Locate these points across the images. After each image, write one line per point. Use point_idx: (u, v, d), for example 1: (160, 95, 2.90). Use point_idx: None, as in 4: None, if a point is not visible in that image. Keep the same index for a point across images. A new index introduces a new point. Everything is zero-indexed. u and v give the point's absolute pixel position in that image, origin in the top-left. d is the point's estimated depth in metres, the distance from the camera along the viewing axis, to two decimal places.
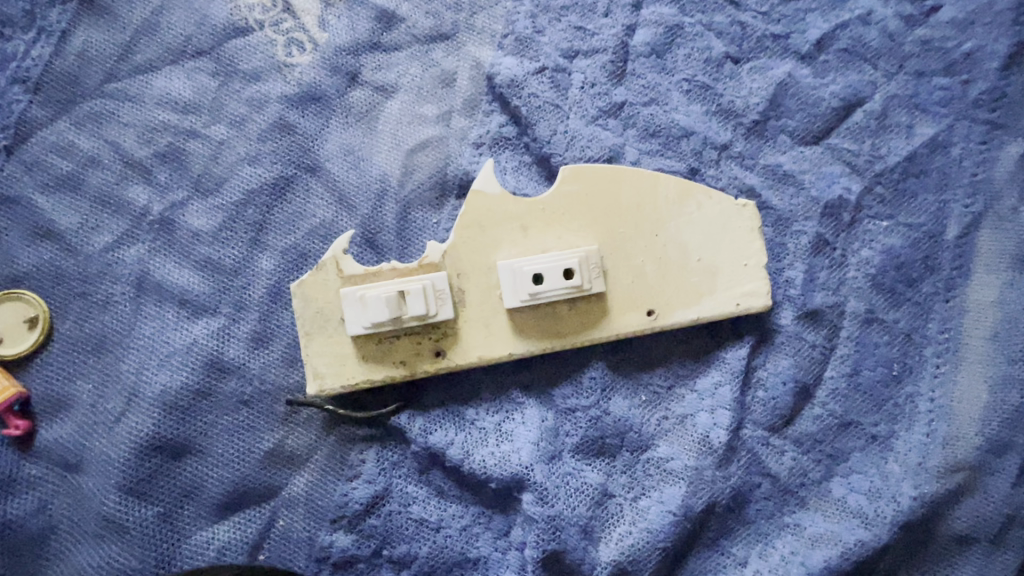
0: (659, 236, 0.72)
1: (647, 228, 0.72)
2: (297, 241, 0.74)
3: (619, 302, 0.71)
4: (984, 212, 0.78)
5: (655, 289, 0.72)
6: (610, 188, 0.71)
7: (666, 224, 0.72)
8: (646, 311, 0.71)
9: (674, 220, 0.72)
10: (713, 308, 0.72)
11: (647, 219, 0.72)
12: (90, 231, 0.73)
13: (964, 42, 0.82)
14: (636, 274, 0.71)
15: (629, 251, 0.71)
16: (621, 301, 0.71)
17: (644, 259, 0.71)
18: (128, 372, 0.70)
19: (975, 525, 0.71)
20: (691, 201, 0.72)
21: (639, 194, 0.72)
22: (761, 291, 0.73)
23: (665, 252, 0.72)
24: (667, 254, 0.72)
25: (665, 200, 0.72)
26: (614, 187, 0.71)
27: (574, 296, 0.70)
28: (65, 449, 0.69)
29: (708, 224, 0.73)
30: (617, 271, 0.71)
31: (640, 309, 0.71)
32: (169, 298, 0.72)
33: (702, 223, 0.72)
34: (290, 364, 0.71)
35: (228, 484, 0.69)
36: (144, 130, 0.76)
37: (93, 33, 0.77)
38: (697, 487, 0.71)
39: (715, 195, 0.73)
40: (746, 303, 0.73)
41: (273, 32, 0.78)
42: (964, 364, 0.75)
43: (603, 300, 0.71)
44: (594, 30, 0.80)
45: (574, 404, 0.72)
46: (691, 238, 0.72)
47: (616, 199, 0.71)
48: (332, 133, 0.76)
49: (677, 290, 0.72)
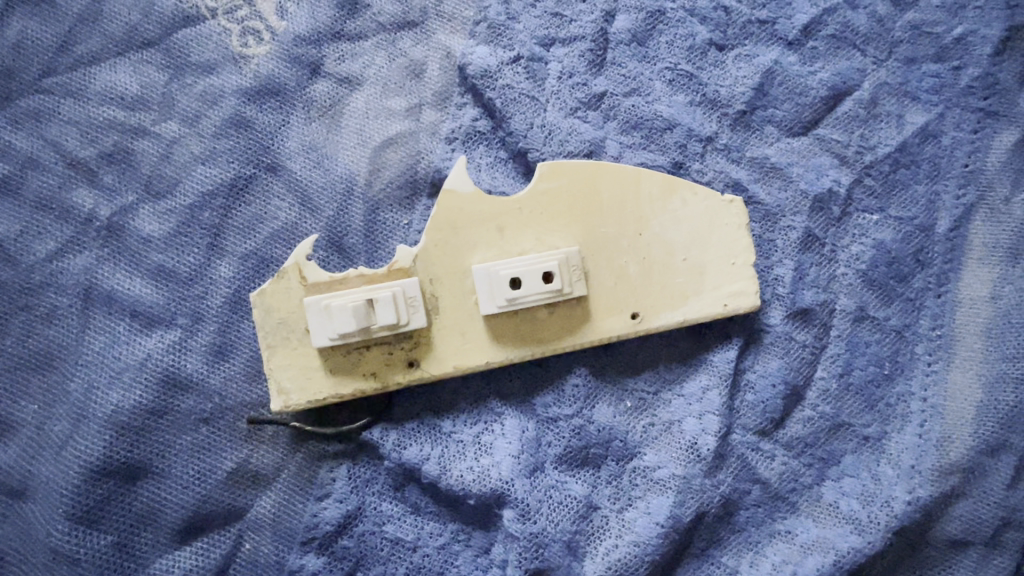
0: (643, 235, 0.68)
1: (629, 227, 0.68)
2: (257, 246, 0.69)
3: (601, 305, 0.68)
4: (977, 204, 0.76)
5: (640, 291, 0.68)
6: (590, 185, 0.67)
7: (650, 222, 0.68)
8: (629, 314, 0.68)
9: (659, 218, 0.68)
10: (700, 309, 0.69)
11: (629, 217, 0.68)
12: (31, 238, 0.68)
13: (956, 26, 0.78)
14: (619, 275, 0.68)
15: (612, 251, 0.68)
16: (604, 305, 0.68)
17: (627, 260, 0.68)
18: (77, 391, 0.65)
19: (969, 528, 0.69)
20: (676, 197, 0.69)
21: (621, 190, 0.68)
22: (750, 290, 0.70)
23: (649, 251, 0.68)
24: (651, 253, 0.68)
25: (649, 196, 0.68)
26: (595, 183, 0.67)
27: (554, 301, 0.66)
28: (10, 475, 0.64)
29: (695, 221, 0.69)
30: (599, 273, 0.67)
31: (624, 312, 0.68)
32: (119, 310, 0.67)
33: (688, 220, 0.69)
34: (253, 378, 0.67)
35: (188, 508, 0.65)
36: (88, 128, 0.70)
37: (29, 24, 0.71)
38: (685, 496, 0.68)
39: (701, 191, 0.69)
40: (734, 303, 0.69)
41: (226, 21, 0.73)
42: (956, 362, 0.73)
43: (585, 303, 0.67)
44: (572, 17, 0.76)
45: (556, 413, 0.68)
46: (676, 236, 0.69)
47: (597, 197, 0.67)
48: (294, 130, 0.71)
49: (662, 291, 0.68)
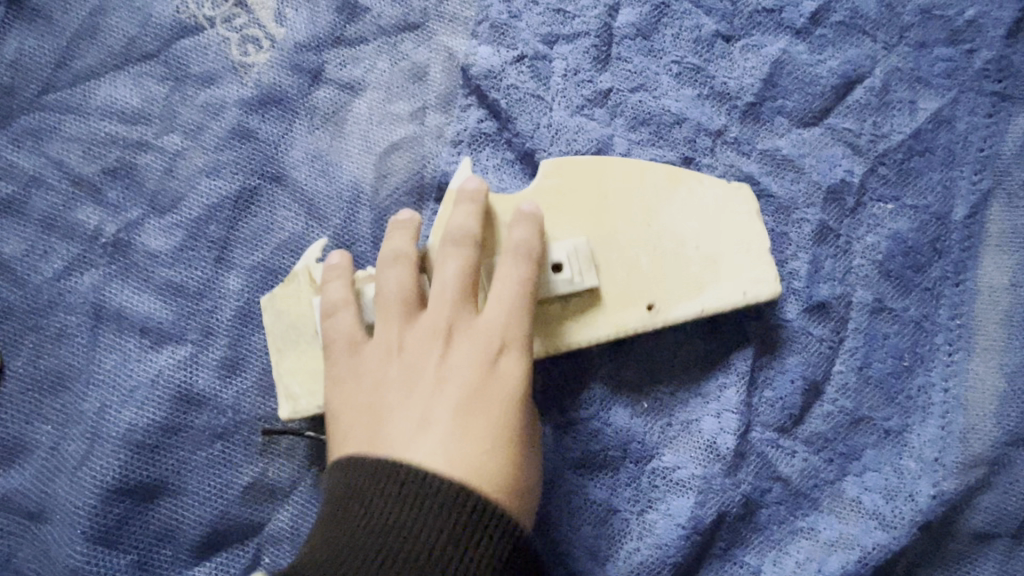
0: (652, 225, 0.67)
1: (637, 219, 0.67)
2: (264, 258, 0.68)
3: (615, 297, 0.66)
4: (994, 190, 0.74)
5: (652, 281, 0.67)
6: (593, 179, 0.67)
7: (657, 212, 0.68)
8: (644, 305, 0.66)
9: (664, 208, 0.68)
10: (717, 298, 0.67)
11: (637, 209, 0.67)
12: (38, 257, 0.68)
13: (967, 8, 0.77)
14: (630, 265, 0.67)
15: (621, 243, 0.67)
16: (617, 297, 0.66)
17: (637, 250, 0.67)
18: (90, 411, 0.64)
19: (995, 520, 0.67)
20: (682, 188, 0.68)
21: (626, 183, 0.68)
22: (769, 277, 0.68)
23: (658, 242, 0.67)
24: (660, 244, 0.67)
25: (653, 188, 0.68)
26: (598, 177, 0.68)
27: (566, 294, 0.65)
28: (26, 498, 0.63)
29: (703, 211, 0.68)
30: (609, 266, 0.66)
31: (639, 303, 0.66)
32: (129, 326, 0.66)
33: (695, 209, 0.68)
34: (266, 391, 0.66)
35: (205, 524, 0.63)
36: (90, 144, 0.69)
37: (27, 40, 0.70)
38: (705, 496, 0.67)
39: (707, 179, 0.69)
40: (753, 290, 0.68)
41: (225, 29, 0.72)
42: (977, 352, 0.71)
43: (597, 295, 0.66)
44: (575, 12, 0.74)
45: (573, 416, 0.68)
46: (686, 225, 0.68)
47: (602, 191, 0.67)
48: (297, 139, 0.71)
49: (676, 280, 0.67)
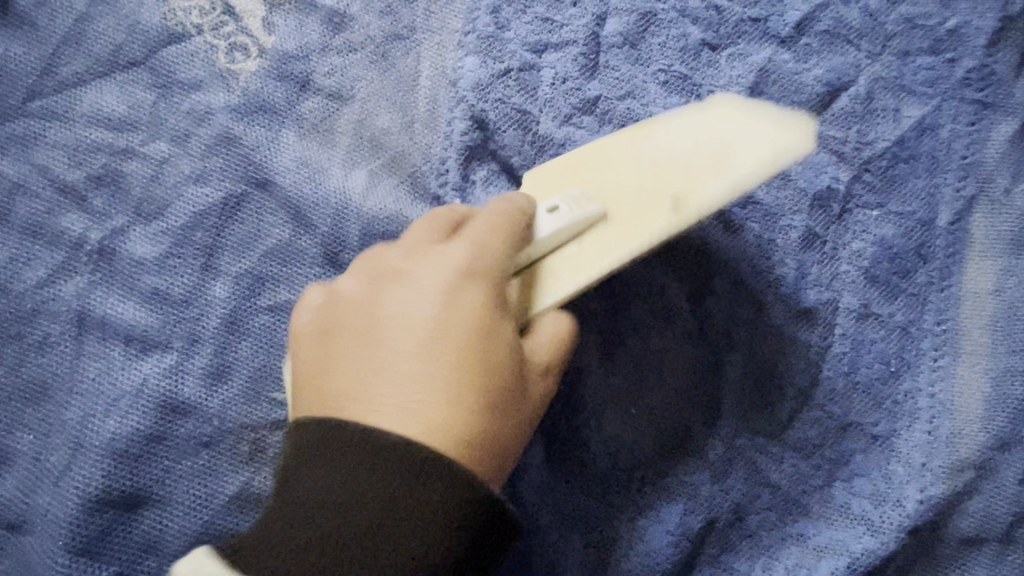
0: (640, 160, 0.68)
1: (622, 160, 0.68)
2: (251, 265, 0.68)
3: (638, 215, 0.66)
4: (977, 196, 0.75)
5: (660, 188, 0.67)
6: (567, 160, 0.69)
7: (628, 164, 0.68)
8: (668, 203, 0.66)
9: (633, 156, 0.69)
10: (745, 171, 0.68)
11: (617, 155, 0.69)
12: (22, 266, 0.67)
13: (948, 19, 0.78)
14: (636, 189, 0.67)
15: (616, 179, 0.67)
16: (640, 210, 0.66)
17: (636, 179, 0.67)
18: (73, 420, 0.64)
19: (983, 525, 0.67)
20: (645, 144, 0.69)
21: (597, 147, 0.69)
22: (796, 142, 0.74)
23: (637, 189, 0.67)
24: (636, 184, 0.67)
25: (626, 137, 0.70)
26: (568, 157, 0.69)
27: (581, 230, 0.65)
28: (9, 509, 0.62)
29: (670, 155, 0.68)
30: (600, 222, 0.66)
31: (661, 203, 0.66)
32: (114, 335, 0.66)
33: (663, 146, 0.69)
34: (252, 399, 0.65)
35: (190, 534, 0.62)
36: (76, 151, 0.69)
37: (12, 47, 0.70)
38: (694, 502, 0.68)
39: (671, 116, 0.71)
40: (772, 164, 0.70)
41: (213, 38, 0.72)
42: (963, 357, 0.72)
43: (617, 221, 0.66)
44: (563, 21, 0.75)
45: (562, 424, 0.69)
46: (676, 144, 0.69)
47: (577, 160, 0.69)
48: (285, 146, 0.70)
49: (684, 173, 0.67)
